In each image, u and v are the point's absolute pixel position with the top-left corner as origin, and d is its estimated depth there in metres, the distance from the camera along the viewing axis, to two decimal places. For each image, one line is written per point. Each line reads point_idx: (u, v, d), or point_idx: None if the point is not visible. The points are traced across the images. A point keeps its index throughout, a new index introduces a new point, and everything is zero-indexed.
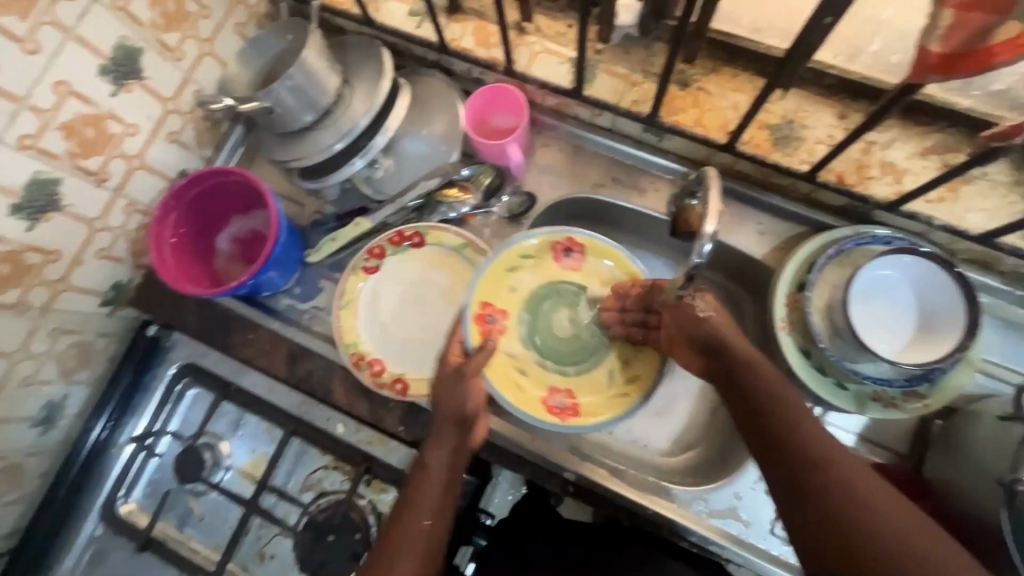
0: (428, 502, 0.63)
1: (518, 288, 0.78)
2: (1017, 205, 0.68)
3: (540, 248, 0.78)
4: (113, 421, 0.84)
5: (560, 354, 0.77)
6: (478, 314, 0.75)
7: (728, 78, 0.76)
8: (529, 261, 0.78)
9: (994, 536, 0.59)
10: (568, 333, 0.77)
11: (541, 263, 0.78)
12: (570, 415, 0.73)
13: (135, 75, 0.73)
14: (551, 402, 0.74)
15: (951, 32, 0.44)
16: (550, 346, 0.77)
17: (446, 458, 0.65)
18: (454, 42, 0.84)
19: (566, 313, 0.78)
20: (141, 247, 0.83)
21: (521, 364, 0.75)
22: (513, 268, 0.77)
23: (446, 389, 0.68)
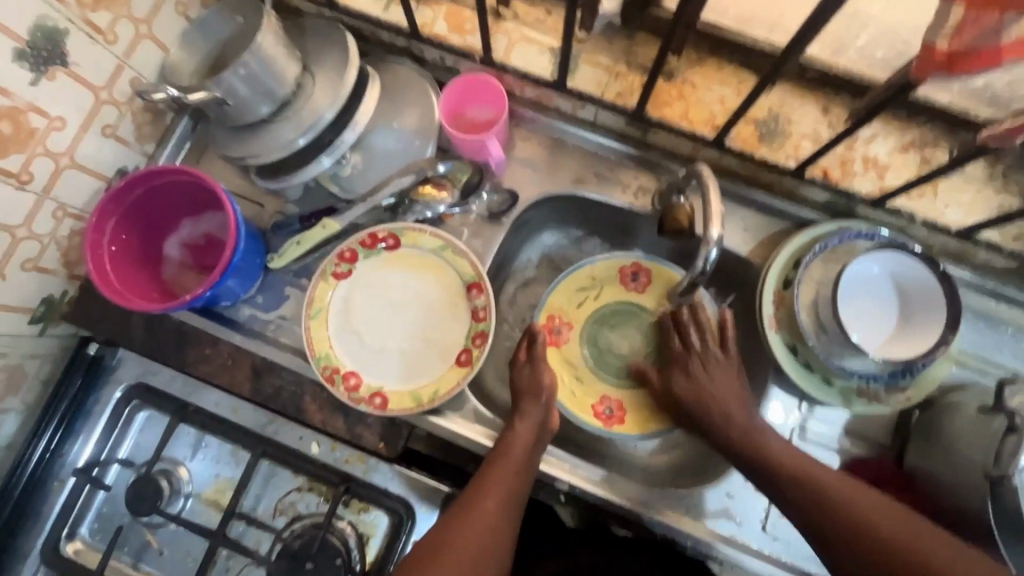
0: (506, 472, 0.65)
1: (586, 305, 0.83)
2: (992, 200, 0.70)
3: (608, 270, 0.82)
4: (51, 451, 0.76)
5: (615, 367, 0.81)
6: (545, 325, 0.81)
7: (714, 70, 0.73)
8: (597, 282, 0.83)
9: (978, 524, 0.61)
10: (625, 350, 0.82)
11: (609, 285, 0.83)
12: (615, 422, 0.78)
13: (58, 60, 0.63)
14: (600, 409, 0.79)
15: (960, 29, 0.43)
16: (609, 362, 0.82)
17: (530, 433, 0.68)
18: (425, 28, 0.78)
19: (632, 336, 0.83)
20: (75, 256, 0.74)
21: (580, 372, 0.81)
22: (582, 288, 0.83)
23: (527, 372, 0.71)
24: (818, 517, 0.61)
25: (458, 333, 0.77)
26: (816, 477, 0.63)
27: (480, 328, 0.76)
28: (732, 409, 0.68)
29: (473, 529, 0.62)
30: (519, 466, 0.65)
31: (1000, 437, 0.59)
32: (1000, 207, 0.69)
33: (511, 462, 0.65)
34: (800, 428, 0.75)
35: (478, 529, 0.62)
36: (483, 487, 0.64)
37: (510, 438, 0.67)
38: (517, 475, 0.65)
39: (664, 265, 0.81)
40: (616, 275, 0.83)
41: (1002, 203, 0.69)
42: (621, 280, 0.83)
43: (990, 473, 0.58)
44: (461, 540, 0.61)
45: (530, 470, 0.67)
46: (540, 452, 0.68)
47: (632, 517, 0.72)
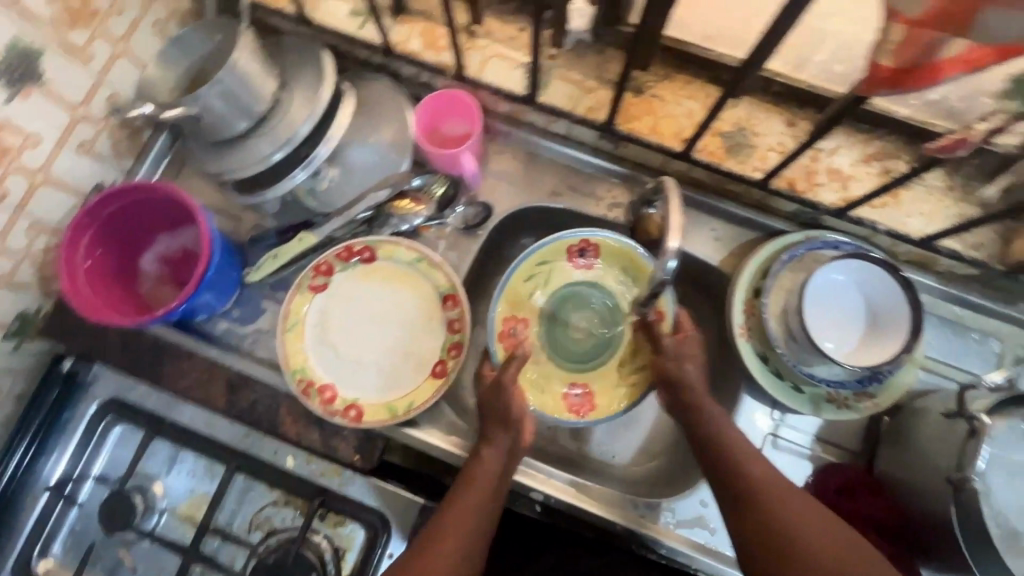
0: (473, 502, 0.63)
1: (538, 297, 0.81)
2: (952, 209, 0.71)
3: (555, 252, 0.80)
4: (24, 467, 0.75)
5: (577, 351, 0.80)
6: (502, 329, 0.79)
7: (681, 85, 0.76)
8: (546, 265, 0.81)
9: (940, 524, 0.63)
10: (583, 331, 0.81)
11: (557, 267, 0.81)
12: (586, 409, 0.77)
13: (33, 78, 0.64)
14: (570, 399, 0.78)
15: (901, 47, 0.44)
16: (570, 351, 0.80)
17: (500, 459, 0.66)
18: (401, 46, 0.79)
19: (587, 315, 0.81)
20: (50, 271, 0.74)
21: (545, 368, 0.80)
22: (531, 276, 0.80)
23: (492, 397, 0.69)
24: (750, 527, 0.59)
25: (435, 345, 0.78)
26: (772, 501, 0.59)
27: (456, 340, 0.77)
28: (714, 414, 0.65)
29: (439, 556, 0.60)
30: (488, 492, 0.64)
31: (961, 441, 0.61)
32: (959, 215, 0.71)
33: (480, 489, 0.64)
34: (772, 435, 0.76)
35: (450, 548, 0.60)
36: (450, 513, 0.63)
37: (479, 464, 0.66)
38: (485, 504, 0.64)
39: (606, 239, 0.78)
40: (563, 255, 0.80)
41: (962, 211, 0.71)
42: (568, 259, 0.80)
43: (951, 475, 0.60)
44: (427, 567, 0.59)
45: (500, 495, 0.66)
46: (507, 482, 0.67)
47: (609, 526, 0.72)
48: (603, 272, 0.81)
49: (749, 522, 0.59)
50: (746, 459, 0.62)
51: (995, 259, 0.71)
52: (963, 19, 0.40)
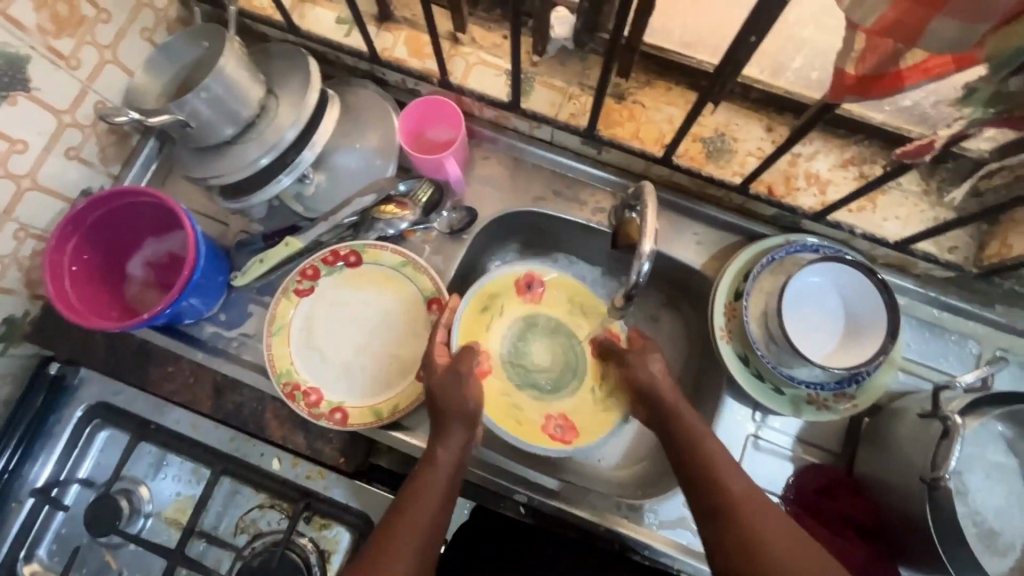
0: (431, 497, 0.63)
1: (495, 332, 0.80)
2: (927, 212, 0.73)
3: (505, 285, 0.81)
4: (10, 471, 0.75)
5: (545, 381, 0.80)
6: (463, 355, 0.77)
7: (662, 91, 0.77)
8: (499, 298, 0.81)
9: (916, 525, 0.64)
10: (547, 360, 0.81)
11: (510, 300, 0.81)
12: (572, 434, 0.76)
13: (19, 85, 0.65)
14: (551, 428, 0.77)
15: (864, 56, 0.45)
16: (538, 381, 0.80)
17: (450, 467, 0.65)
18: (386, 53, 0.81)
19: (548, 345, 0.81)
20: (37, 276, 0.75)
21: (513, 398, 0.79)
22: (487, 309, 0.80)
23: (447, 389, 0.69)
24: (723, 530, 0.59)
25: (420, 348, 0.78)
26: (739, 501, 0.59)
27: None
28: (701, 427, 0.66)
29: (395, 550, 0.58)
30: (438, 501, 0.63)
31: (936, 441, 0.62)
32: (935, 219, 0.72)
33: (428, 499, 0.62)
34: (753, 436, 0.77)
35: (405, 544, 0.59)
36: (397, 527, 0.60)
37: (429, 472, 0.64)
38: (438, 506, 0.62)
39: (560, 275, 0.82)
40: (513, 288, 0.81)
41: (938, 215, 0.72)
42: (518, 292, 0.81)
43: (925, 476, 0.61)
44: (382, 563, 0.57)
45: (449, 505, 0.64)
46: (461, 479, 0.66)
47: (594, 527, 0.73)
48: (552, 303, 0.82)
49: (720, 521, 0.59)
50: (721, 464, 0.62)
51: (970, 262, 0.72)
52: (916, 28, 0.40)
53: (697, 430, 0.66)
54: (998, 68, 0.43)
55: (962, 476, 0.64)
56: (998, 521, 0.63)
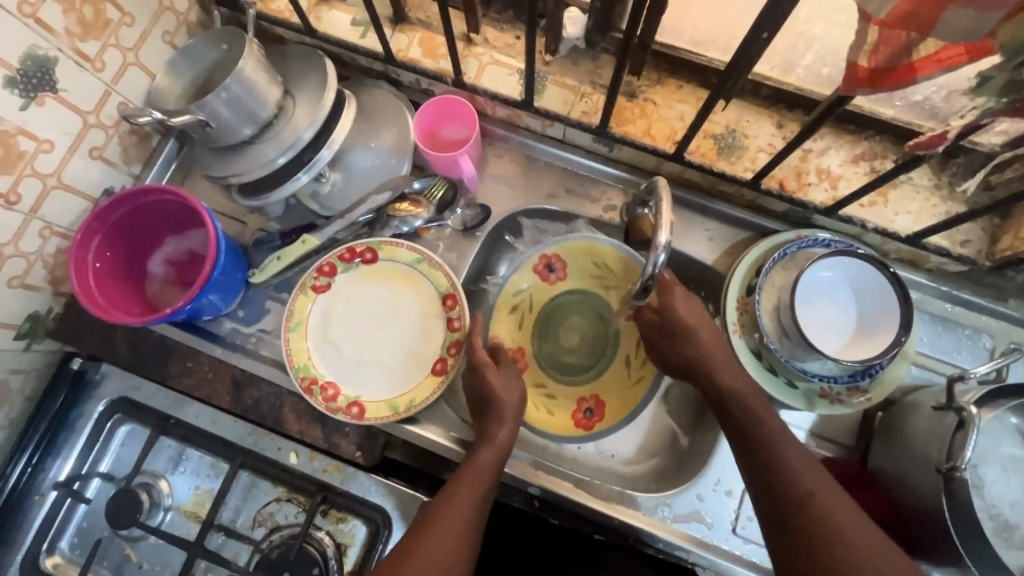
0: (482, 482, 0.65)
1: (527, 326, 0.87)
2: (939, 207, 0.73)
3: (525, 279, 0.87)
4: (33, 465, 0.77)
5: (575, 364, 0.86)
6: None
7: (673, 89, 0.78)
8: (523, 294, 0.87)
9: (930, 518, 0.64)
10: (577, 341, 0.87)
11: (535, 291, 0.87)
12: (597, 420, 0.83)
13: (47, 86, 0.66)
14: (580, 413, 0.83)
15: (877, 48, 0.46)
16: (570, 364, 0.86)
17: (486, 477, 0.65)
18: (401, 53, 0.82)
19: (580, 323, 0.88)
20: (61, 273, 0.77)
21: (549, 390, 0.85)
22: (514, 307, 0.87)
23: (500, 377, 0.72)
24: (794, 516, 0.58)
25: (435, 343, 0.79)
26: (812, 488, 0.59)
27: (455, 337, 0.79)
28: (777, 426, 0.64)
29: (449, 531, 0.61)
30: (473, 509, 0.63)
31: (951, 432, 0.62)
32: (947, 214, 0.73)
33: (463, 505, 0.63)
34: None
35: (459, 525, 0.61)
36: (433, 533, 0.60)
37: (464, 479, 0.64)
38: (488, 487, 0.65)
39: (570, 240, 0.84)
40: (536, 277, 0.87)
41: (949, 210, 0.73)
42: (541, 278, 0.87)
43: (941, 466, 0.61)
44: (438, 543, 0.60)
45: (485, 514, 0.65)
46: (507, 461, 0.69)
47: (606, 520, 0.73)
48: (576, 278, 0.87)
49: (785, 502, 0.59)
50: (787, 449, 0.62)
51: (982, 255, 0.72)
52: (929, 19, 0.41)
53: (773, 428, 0.63)
54: (1009, 58, 0.44)
55: (977, 469, 0.64)
56: (1014, 514, 0.63)
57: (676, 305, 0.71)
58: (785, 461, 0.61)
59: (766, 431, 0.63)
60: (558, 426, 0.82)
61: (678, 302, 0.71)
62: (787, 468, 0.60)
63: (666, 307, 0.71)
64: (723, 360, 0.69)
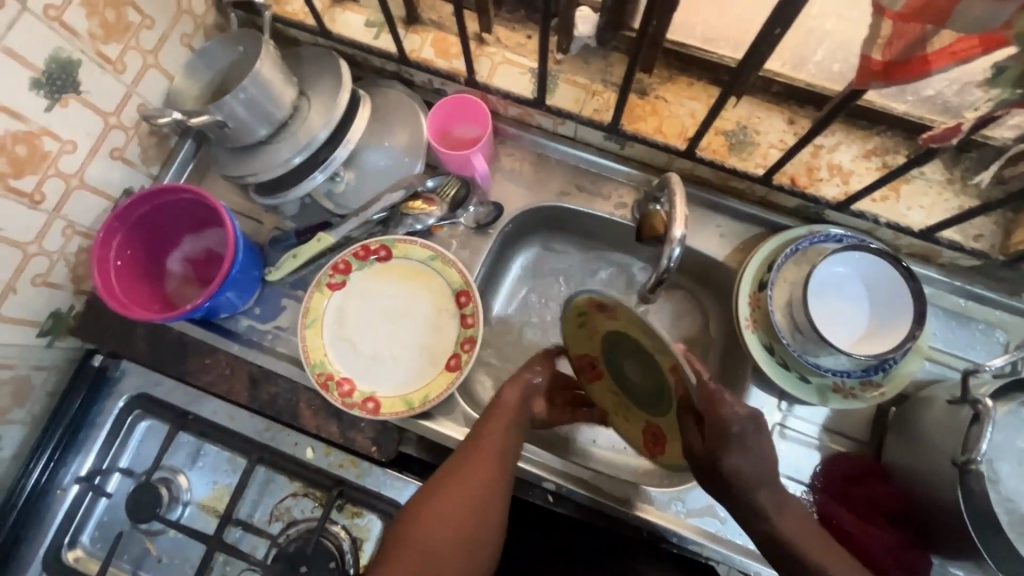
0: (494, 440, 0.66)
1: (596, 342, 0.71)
2: (951, 201, 0.73)
3: (579, 308, 0.69)
4: (55, 460, 0.78)
5: (649, 396, 0.67)
6: (577, 364, 0.76)
7: (684, 87, 0.79)
8: (585, 317, 0.70)
9: (947, 513, 0.64)
10: (647, 379, 0.66)
11: (594, 319, 0.69)
12: (659, 452, 0.69)
13: (71, 88, 0.68)
14: (648, 438, 0.69)
15: (891, 42, 0.46)
16: (637, 390, 0.68)
17: (491, 469, 0.64)
18: (414, 54, 0.83)
19: (640, 366, 0.66)
20: (83, 272, 0.78)
21: (627, 404, 0.71)
22: (586, 321, 0.70)
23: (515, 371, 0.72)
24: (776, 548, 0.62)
25: (447, 340, 0.80)
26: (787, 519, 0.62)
27: (469, 334, 0.79)
28: (815, 555, 0.60)
29: (461, 486, 0.63)
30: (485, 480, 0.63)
31: (966, 426, 0.62)
32: (960, 208, 0.73)
33: (462, 497, 0.62)
34: (780, 425, 0.78)
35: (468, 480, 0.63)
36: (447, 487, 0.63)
37: (467, 464, 0.64)
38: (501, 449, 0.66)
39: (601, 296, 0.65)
40: (591, 306, 0.67)
41: (963, 204, 0.73)
42: (596, 310, 0.67)
43: (956, 459, 0.61)
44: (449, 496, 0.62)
45: (492, 514, 0.63)
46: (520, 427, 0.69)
47: (620, 515, 0.74)
48: (630, 322, 0.63)
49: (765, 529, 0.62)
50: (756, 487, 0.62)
51: (996, 249, 0.72)
52: (942, 11, 0.42)
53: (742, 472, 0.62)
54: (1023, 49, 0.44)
55: (992, 463, 0.62)
56: None
57: (734, 457, 0.61)
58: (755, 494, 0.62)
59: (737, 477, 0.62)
60: (629, 437, 0.72)
61: (736, 454, 0.61)
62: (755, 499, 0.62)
63: (713, 456, 0.61)
64: (742, 451, 0.62)
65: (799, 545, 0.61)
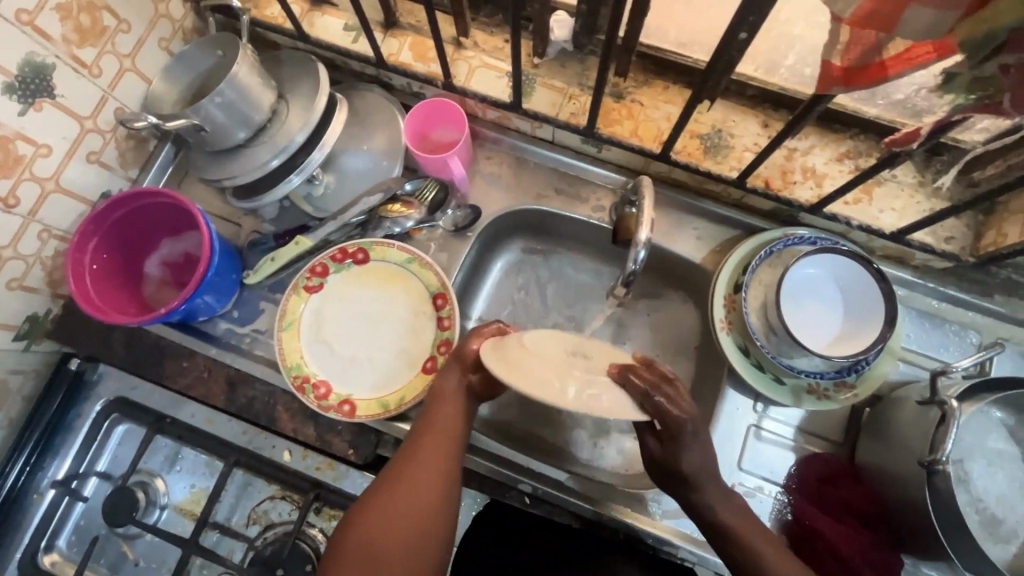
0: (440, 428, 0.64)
1: None
2: (922, 204, 0.74)
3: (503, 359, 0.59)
4: (31, 464, 0.78)
5: None
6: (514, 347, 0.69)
7: (660, 90, 0.79)
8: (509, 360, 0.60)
9: (916, 514, 0.64)
10: None
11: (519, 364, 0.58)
12: None
13: (45, 92, 0.68)
14: None
15: (849, 48, 0.47)
16: None
17: (441, 458, 0.62)
18: (392, 57, 0.83)
19: None
20: (60, 275, 0.78)
21: None
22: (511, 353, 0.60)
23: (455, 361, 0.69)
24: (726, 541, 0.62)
25: (422, 342, 0.81)
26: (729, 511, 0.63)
27: (446, 336, 0.79)
28: (759, 547, 0.60)
29: (412, 479, 0.60)
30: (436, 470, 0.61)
31: (934, 427, 0.63)
32: (931, 211, 0.74)
33: (411, 491, 0.59)
34: (756, 427, 0.78)
35: (420, 472, 0.60)
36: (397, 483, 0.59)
37: (417, 456, 0.61)
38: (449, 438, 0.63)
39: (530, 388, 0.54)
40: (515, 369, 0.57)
41: (934, 206, 0.74)
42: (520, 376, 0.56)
43: (924, 460, 0.62)
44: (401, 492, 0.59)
45: (441, 507, 0.59)
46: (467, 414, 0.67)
47: (595, 517, 0.75)
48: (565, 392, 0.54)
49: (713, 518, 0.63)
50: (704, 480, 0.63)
51: (967, 252, 0.73)
52: (892, 16, 0.42)
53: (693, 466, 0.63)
54: (974, 55, 0.44)
55: (961, 464, 0.64)
56: (1000, 509, 0.63)
57: (689, 457, 0.62)
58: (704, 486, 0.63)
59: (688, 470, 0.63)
60: None
61: (694, 457, 0.62)
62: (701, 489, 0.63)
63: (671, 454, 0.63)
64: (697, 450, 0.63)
65: (748, 536, 0.61)
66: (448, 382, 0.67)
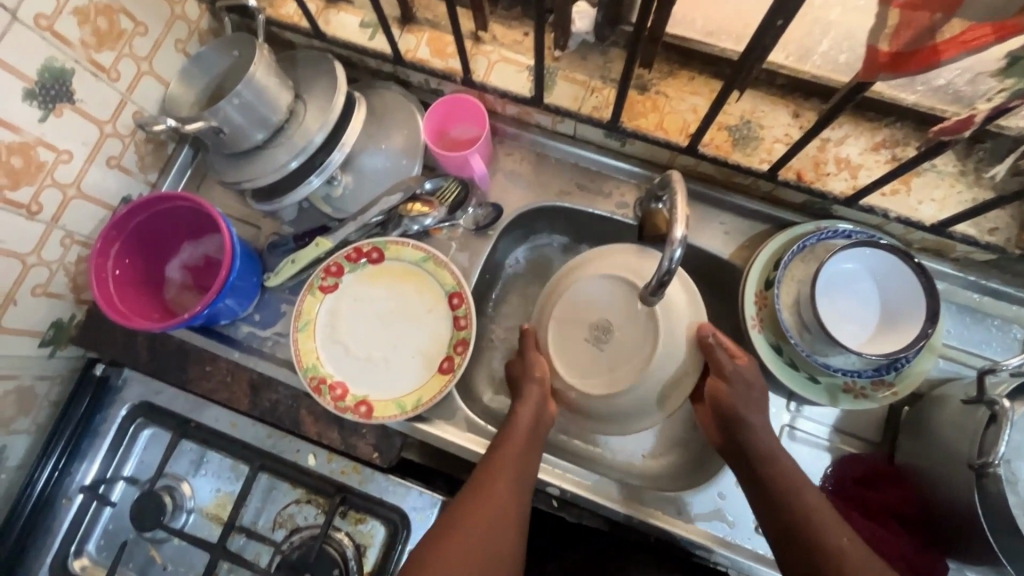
0: (514, 458, 0.64)
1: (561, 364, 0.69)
2: (963, 194, 0.71)
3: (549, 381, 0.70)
4: (60, 468, 0.78)
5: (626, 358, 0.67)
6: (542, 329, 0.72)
7: (685, 81, 0.77)
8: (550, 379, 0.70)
9: (965, 519, 0.61)
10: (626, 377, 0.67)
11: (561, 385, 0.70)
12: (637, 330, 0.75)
13: (65, 97, 0.67)
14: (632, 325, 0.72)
15: (898, 31, 0.45)
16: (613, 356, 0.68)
17: (513, 492, 0.62)
18: (409, 54, 0.82)
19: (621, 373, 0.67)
20: (83, 281, 0.78)
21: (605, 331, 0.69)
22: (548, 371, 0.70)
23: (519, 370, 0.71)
24: (785, 517, 0.60)
25: (441, 343, 0.79)
26: (785, 479, 0.61)
27: (461, 336, 0.78)
28: (825, 531, 0.57)
29: (485, 511, 0.60)
30: (509, 502, 0.61)
31: (982, 428, 0.60)
32: (973, 201, 0.70)
33: (484, 523, 0.59)
34: (789, 427, 0.76)
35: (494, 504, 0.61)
36: (470, 512, 0.60)
37: (491, 487, 0.61)
38: (521, 470, 0.64)
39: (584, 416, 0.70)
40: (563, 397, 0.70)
41: (976, 196, 0.70)
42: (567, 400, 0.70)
43: (973, 462, 0.59)
44: (473, 521, 0.59)
45: (511, 539, 0.60)
46: (541, 441, 0.67)
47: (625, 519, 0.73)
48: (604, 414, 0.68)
49: (768, 501, 0.61)
50: (760, 451, 0.63)
51: (1012, 243, 0.70)
52: None
53: (752, 432, 0.64)
54: None
55: (1010, 463, 0.57)
56: None
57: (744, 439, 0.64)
58: (758, 450, 0.63)
59: (752, 443, 0.63)
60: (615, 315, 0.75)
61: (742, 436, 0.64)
62: (755, 451, 0.63)
63: (739, 418, 0.64)
64: (758, 423, 0.64)
65: (812, 507, 0.59)
66: (526, 412, 0.67)
